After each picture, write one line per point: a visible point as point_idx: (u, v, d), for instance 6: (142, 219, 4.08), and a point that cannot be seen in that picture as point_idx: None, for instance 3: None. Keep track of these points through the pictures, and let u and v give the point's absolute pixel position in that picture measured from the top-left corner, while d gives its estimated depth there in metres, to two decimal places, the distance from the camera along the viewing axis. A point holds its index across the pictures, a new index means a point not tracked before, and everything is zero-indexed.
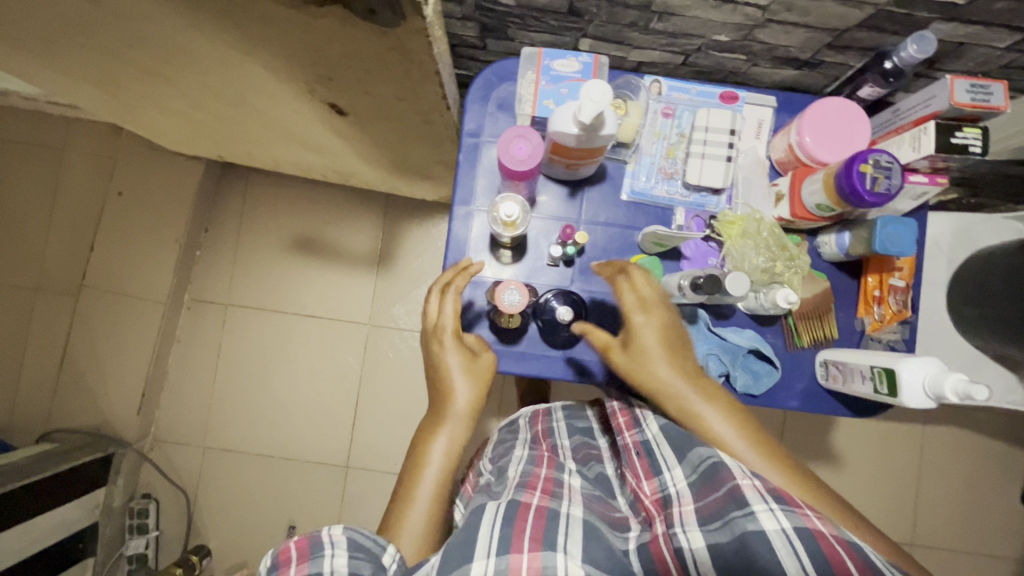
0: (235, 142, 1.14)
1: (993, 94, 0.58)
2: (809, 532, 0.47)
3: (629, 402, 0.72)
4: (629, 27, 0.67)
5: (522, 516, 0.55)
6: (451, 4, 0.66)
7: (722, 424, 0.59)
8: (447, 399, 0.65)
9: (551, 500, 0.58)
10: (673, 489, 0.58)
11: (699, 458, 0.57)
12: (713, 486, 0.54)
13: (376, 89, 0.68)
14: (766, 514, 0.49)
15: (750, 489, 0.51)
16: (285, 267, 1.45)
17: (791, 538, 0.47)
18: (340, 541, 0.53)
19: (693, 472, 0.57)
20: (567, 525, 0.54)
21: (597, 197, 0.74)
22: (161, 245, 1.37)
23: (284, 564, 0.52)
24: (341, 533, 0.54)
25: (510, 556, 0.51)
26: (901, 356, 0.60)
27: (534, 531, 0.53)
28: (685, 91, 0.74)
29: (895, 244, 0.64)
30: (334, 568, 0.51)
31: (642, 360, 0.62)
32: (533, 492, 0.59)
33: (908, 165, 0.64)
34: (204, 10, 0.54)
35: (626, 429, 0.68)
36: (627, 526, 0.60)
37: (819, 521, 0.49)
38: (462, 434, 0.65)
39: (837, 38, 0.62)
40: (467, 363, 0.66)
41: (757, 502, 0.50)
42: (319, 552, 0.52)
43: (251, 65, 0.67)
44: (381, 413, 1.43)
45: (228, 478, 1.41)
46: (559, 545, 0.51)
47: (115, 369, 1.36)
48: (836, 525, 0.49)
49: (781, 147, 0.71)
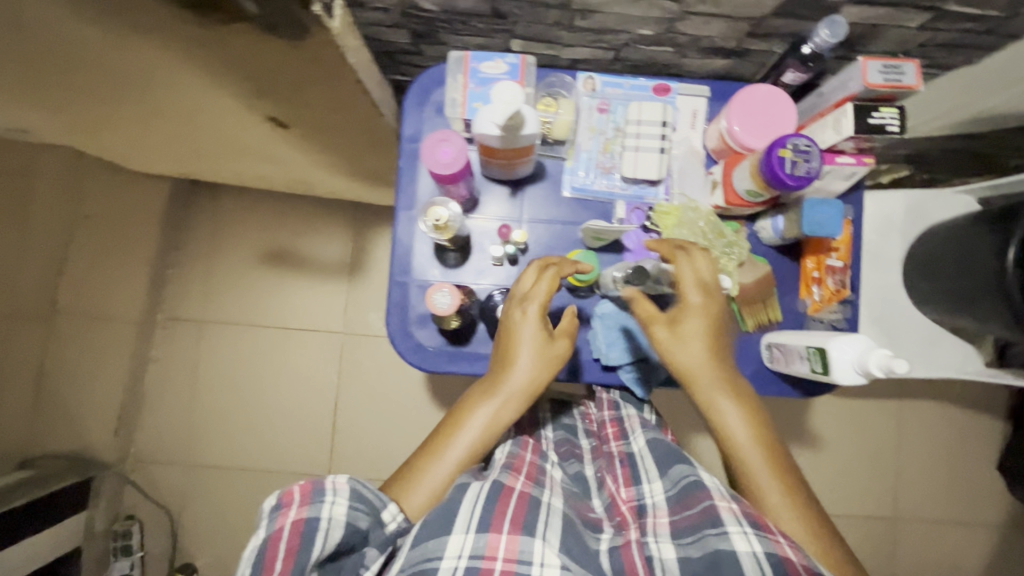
0: (193, 161, 1.13)
1: (905, 74, 0.60)
2: (777, 557, 0.50)
3: (619, 413, 0.79)
4: (555, 27, 0.67)
5: (504, 498, 0.56)
6: (377, 13, 0.66)
7: (738, 420, 0.61)
8: (506, 373, 0.64)
9: (534, 487, 0.60)
10: (649, 500, 0.63)
11: (680, 476, 0.62)
12: (690, 503, 0.58)
13: (309, 101, 0.68)
14: (738, 535, 0.52)
15: (727, 510, 0.55)
16: (257, 281, 1.42)
17: (760, 560, 0.50)
18: (342, 489, 0.54)
19: (671, 488, 0.62)
20: (546, 514, 0.56)
21: (539, 195, 0.75)
22: (129, 265, 1.35)
23: (286, 505, 0.53)
24: (344, 483, 0.55)
25: (488, 534, 0.53)
26: (833, 336, 0.62)
27: (514, 514, 0.55)
28: (619, 86, 0.75)
29: (822, 226, 0.66)
30: (333, 515, 0.53)
31: (689, 348, 0.61)
32: (518, 475, 0.61)
33: (833, 147, 0.65)
34: (117, 33, 0.54)
35: (615, 439, 0.75)
36: (600, 527, 0.61)
37: (788, 548, 0.52)
38: (506, 413, 0.64)
39: (756, 26, 0.63)
40: (541, 343, 0.64)
41: (731, 522, 0.53)
42: (319, 498, 0.53)
43: (181, 84, 0.66)
44: (361, 420, 1.42)
45: (211, 496, 1.40)
46: (537, 531, 0.53)
47: (91, 393, 1.34)
48: (806, 553, 0.52)
49: (714, 137, 0.72)
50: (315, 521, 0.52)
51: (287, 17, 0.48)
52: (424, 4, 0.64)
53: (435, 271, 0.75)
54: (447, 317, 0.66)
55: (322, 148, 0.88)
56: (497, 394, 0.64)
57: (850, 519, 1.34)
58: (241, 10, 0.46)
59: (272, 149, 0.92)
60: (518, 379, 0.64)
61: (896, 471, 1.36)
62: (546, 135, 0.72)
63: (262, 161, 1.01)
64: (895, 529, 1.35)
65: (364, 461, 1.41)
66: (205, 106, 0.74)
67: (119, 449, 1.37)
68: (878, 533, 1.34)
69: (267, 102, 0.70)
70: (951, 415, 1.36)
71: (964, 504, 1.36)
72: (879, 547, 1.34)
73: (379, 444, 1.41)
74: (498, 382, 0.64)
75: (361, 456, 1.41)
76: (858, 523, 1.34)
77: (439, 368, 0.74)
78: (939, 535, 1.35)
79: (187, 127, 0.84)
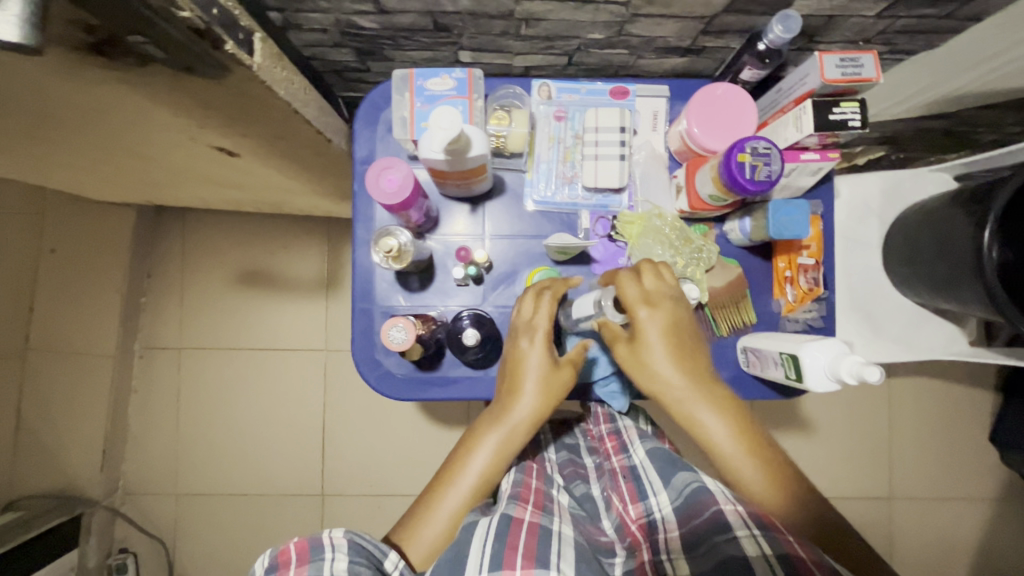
0: (152, 190, 1.05)
1: (863, 67, 0.58)
2: (788, 558, 0.48)
3: (615, 425, 0.80)
4: (502, 36, 0.64)
5: (514, 531, 0.55)
6: (315, 33, 0.64)
7: (714, 419, 0.61)
8: (510, 406, 0.64)
9: (542, 516, 0.59)
10: (659, 513, 0.62)
11: (683, 484, 0.62)
12: (696, 511, 0.57)
13: (252, 127, 0.65)
14: (747, 539, 0.51)
15: (733, 514, 0.54)
16: (235, 305, 1.32)
17: (772, 564, 0.48)
18: (341, 544, 0.50)
19: (677, 497, 0.62)
20: (558, 544, 0.55)
21: (499, 210, 0.73)
22: (101, 294, 1.27)
23: (282, 566, 0.49)
24: (343, 535, 0.51)
25: (502, 571, 0.50)
26: (806, 341, 0.61)
27: (526, 546, 0.53)
28: (575, 91, 0.72)
29: (788, 229, 0.64)
30: (335, 574, 0.48)
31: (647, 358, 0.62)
32: (525, 505, 0.60)
33: (797, 144, 0.63)
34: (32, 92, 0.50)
35: (615, 454, 0.75)
36: (612, 550, 0.61)
37: (799, 546, 0.50)
38: (511, 444, 0.63)
39: (710, 23, 0.61)
40: (546, 370, 0.64)
41: (739, 527, 0.52)
42: (319, 555, 0.49)
43: (113, 124, 0.61)
44: (353, 442, 1.32)
45: (203, 526, 1.31)
46: (551, 562, 0.51)
47: (71, 429, 1.27)
48: (820, 553, 0.50)
49: (675, 139, 0.70)
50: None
51: (196, 57, 0.47)
52: (361, 22, 0.61)
53: (399, 297, 0.73)
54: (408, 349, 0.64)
55: (281, 171, 0.84)
56: (500, 426, 0.63)
57: (856, 502, 1.31)
58: (146, 56, 0.45)
59: (231, 176, 0.87)
60: (522, 412, 0.63)
61: (902, 452, 1.32)
62: (501, 148, 0.70)
63: (223, 186, 0.95)
64: (905, 510, 1.32)
65: (361, 483, 1.31)
66: (153, 140, 0.68)
67: (107, 482, 1.28)
68: (887, 516, 1.31)
69: (213, 134, 0.66)
70: (955, 392, 1.32)
71: (972, 480, 1.33)
72: (889, 529, 1.31)
73: (374, 466, 1.31)
74: (501, 415, 0.64)
75: (357, 478, 1.31)
76: (864, 506, 1.31)
77: (410, 395, 0.73)
78: (950, 513, 1.32)
79: (136, 159, 0.78)
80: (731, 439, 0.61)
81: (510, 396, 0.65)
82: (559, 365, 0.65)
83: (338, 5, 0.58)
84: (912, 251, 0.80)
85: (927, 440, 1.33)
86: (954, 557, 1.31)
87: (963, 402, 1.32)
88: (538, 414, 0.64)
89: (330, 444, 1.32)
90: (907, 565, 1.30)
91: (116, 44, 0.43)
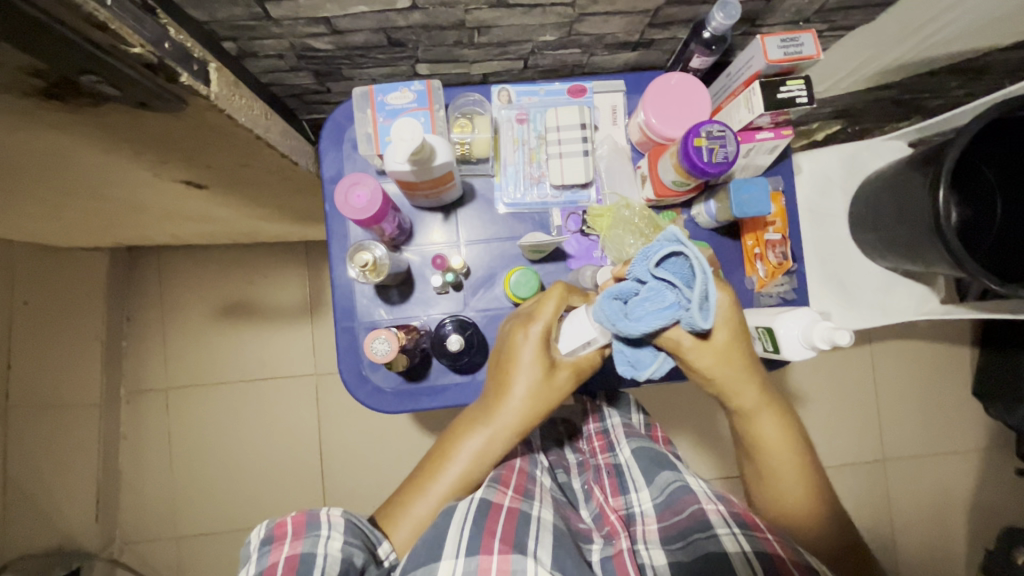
0: (121, 231, 1.03)
1: (803, 45, 0.60)
2: (764, 552, 0.53)
3: (604, 424, 0.82)
4: (456, 46, 0.66)
5: (493, 516, 0.58)
6: (271, 59, 0.64)
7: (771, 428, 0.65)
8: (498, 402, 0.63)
9: (522, 501, 0.62)
10: (638, 508, 0.68)
11: (666, 483, 0.67)
12: (678, 508, 0.63)
13: (220, 158, 0.66)
14: (727, 536, 0.56)
15: (714, 513, 0.59)
16: (218, 340, 1.30)
17: (750, 557, 0.53)
18: (337, 523, 0.56)
19: (659, 494, 0.67)
20: (536, 529, 0.58)
21: (472, 216, 0.74)
22: (81, 345, 1.24)
23: (279, 537, 0.55)
24: (339, 514, 0.57)
25: (479, 556, 0.53)
26: (779, 314, 0.64)
27: (504, 532, 0.56)
28: (534, 93, 0.73)
29: (751, 206, 0.66)
30: (329, 550, 0.54)
31: (733, 382, 0.60)
32: (506, 490, 0.63)
33: (751, 125, 0.65)
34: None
35: (601, 452, 0.79)
36: (590, 537, 0.64)
37: (778, 546, 0.55)
38: (493, 447, 0.64)
39: (654, 17, 0.62)
40: (542, 380, 0.62)
41: (720, 525, 0.57)
42: (315, 531, 0.55)
43: (74, 168, 0.61)
44: (350, 461, 1.30)
45: (207, 564, 1.28)
46: (528, 550, 0.55)
47: (61, 481, 1.23)
48: (796, 550, 0.55)
49: (636, 130, 0.72)
50: (311, 556, 0.53)
51: (153, 93, 0.48)
52: (316, 43, 0.62)
53: (381, 311, 0.74)
54: (392, 360, 0.65)
55: (251, 199, 0.84)
56: (489, 425, 0.64)
57: (852, 467, 1.34)
58: (100, 96, 0.46)
59: (202, 210, 0.87)
60: (510, 411, 0.63)
61: (891, 413, 1.35)
62: (467, 155, 0.72)
63: (195, 221, 0.95)
64: (900, 471, 1.34)
65: (363, 505, 1.28)
66: (118, 181, 0.68)
67: (103, 532, 1.25)
68: (883, 478, 1.34)
69: (178, 169, 0.66)
70: (936, 350, 1.35)
71: (961, 434, 1.36)
72: (886, 491, 1.33)
73: (374, 486, 1.29)
74: (489, 412, 0.64)
75: (358, 500, 1.29)
76: (860, 472, 1.34)
77: (401, 407, 0.73)
78: (942, 468, 1.35)
79: (102, 202, 0.78)
80: (783, 452, 0.66)
81: (500, 391, 0.63)
82: (555, 368, 0.61)
83: (291, 29, 0.58)
84: (876, 215, 0.81)
85: (912, 398, 1.35)
86: (952, 508, 1.33)
87: (945, 358, 1.35)
88: (529, 416, 0.63)
89: (328, 469, 1.30)
90: (906, 524, 1.33)
91: (69, 86, 0.44)
